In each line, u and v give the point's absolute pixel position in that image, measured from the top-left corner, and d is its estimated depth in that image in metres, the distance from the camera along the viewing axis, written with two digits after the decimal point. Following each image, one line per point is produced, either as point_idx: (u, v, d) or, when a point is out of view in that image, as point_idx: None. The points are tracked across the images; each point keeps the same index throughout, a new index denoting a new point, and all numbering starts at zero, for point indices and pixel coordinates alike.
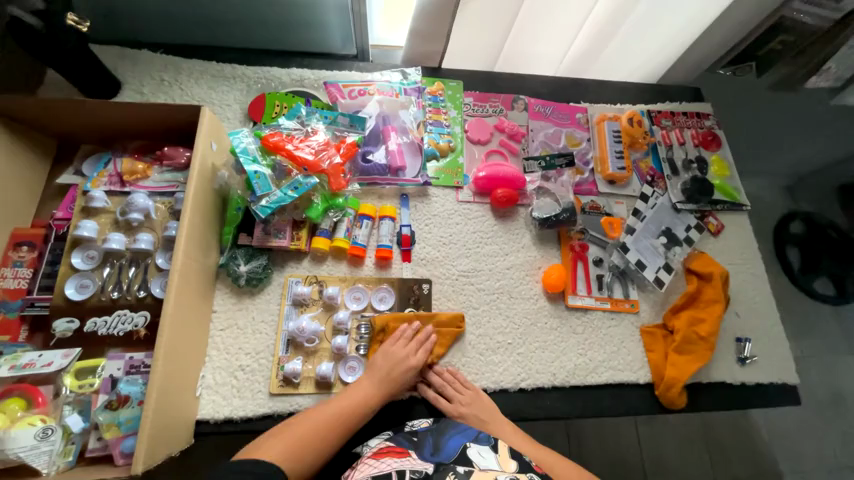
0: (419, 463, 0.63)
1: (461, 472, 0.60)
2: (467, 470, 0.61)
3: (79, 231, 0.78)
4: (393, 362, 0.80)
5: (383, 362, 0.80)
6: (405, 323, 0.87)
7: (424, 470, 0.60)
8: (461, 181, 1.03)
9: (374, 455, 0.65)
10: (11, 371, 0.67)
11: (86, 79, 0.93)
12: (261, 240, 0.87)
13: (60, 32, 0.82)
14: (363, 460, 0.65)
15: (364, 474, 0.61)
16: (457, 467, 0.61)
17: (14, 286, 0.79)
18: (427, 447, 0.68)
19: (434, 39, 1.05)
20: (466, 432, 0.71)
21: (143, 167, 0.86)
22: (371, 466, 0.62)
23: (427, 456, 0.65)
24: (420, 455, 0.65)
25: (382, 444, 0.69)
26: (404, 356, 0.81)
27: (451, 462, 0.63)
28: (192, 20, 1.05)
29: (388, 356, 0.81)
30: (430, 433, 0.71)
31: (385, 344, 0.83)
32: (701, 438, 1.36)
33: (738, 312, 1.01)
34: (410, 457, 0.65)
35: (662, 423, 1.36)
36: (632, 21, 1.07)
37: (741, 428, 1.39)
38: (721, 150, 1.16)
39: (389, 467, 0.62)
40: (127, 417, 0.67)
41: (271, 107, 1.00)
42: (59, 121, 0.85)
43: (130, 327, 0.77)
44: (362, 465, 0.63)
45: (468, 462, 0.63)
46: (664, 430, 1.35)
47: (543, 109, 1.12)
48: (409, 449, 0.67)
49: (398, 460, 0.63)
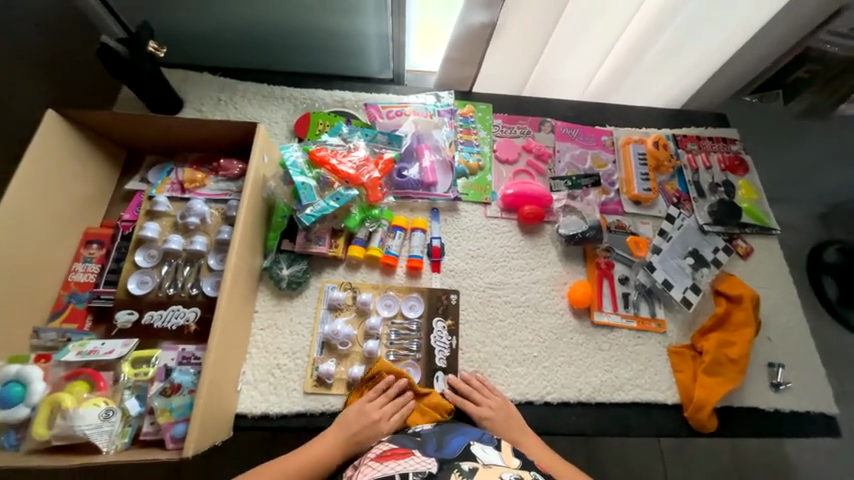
0: (422, 462, 0.64)
1: (466, 470, 0.62)
2: (472, 467, 0.63)
3: (143, 232, 0.87)
4: (359, 416, 0.78)
5: (354, 419, 0.78)
6: (392, 378, 0.83)
7: (427, 470, 0.62)
8: (489, 198, 1.08)
9: (378, 457, 0.67)
10: (78, 356, 0.76)
11: (154, 97, 1.04)
12: (303, 246, 0.93)
13: (141, 56, 0.94)
14: (366, 462, 0.67)
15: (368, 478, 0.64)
16: (462, 464, 0.64)
17: (84, 279, 0.88)
18: (430, 445, 0.69)
19: (467, 65, 1.14)
20: (469, 432, 0.72)
21: (202, 176, 0.95)
22: (375, 469, 0.65)
23: (431, 452, 0.67)
24: (423, 451, 0.67)
25: (385, 446, 0.69)
26: (376, 414, 0.78)
27: (455, 458, 0.65)
28: (250, 47, 1.17)
29: (362, 409, 0.78)
30: (433, 432, 0.72)
31: (364, 398, 0.81)
32: (732, 473, 1.30)
33: (770, 337, 0.99)
34: (414, 457, 0.66)
35: (689, 451, 1.31)
36: (657, 50, 1.12)
37: (777, 466, 1.31)
38: (748, 175, 1.17)
39: (392, 470, 0.64)
40: (179, 404, 0.72)
41: (315, 125, 1.09)
42: (133, 134, 0.96)
43: (182, 321, 0.83)
44: (367, 468, 0.66)
45: (473, 457, 0.66)
46: (691, 459, 1.30)
47: (570, 132, 1.17)
48: (412, 448, 0.68)
49: (401, 462, 0.65)
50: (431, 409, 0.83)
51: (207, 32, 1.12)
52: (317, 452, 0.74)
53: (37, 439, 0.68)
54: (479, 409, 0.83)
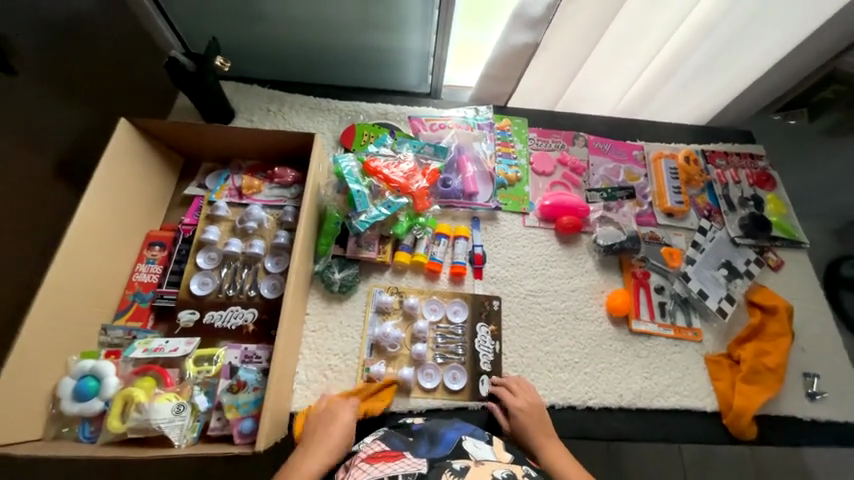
0: (412, 464, 0.67)
1: (457, 468, 0.66)
2: (463, 466, 0.66)
3: (205, 235, 0.91)
4: (318, 422, 0.78)
5: (313, 433, 0.77)
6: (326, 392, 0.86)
7: (418, 471, 0.65)
8: (527, 208, 1.12)
9: (367, 459, 0.70)
10: (145, 353, 0.80)
11: (211, 108, 1.09)
12: (354, 251, 0.97)
13: (206, 70, 1.00)
14: (357, 464, 0.70)
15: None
16: (454, 463, 0.67)
17: (147, 279, 0.92)
18: (421, 446, 0.73)
19: (505, 81, 1.19)
20: (461, 429, 0.77)
21: (258, 183, 0.99)
22: (365, 472, 0.66)
23: (422, 453, 0.70)
24: (414, 453, 0.70)
25: (377, 448, 0.73)
26: (341, 415, 0.79)
27: (446, 457, 0.69)
28: (299, 61, 1.23)
29: (317, 421, 0.79)
30: (424, 432, 0.76)
31: (311, 413, 0.81)
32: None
33: (804, 347, 1.02)
34: (405, 458, 0.69)
35: (710, 459, 1.27)
36: (689, 70, 1.18)
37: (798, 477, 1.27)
38: (776, 189, 1.21)
39: (381, 472, 0.66)
40: (244, 401, 0.75)
41: (361, 136, 1.14)
42: (194, 142, 1.01)
43: (241, 322, 0.87)
44: (356, 471, 0.68)
45: (464, 453, 0.70)
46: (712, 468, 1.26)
47: (602, 146, 1.22)
48: (403, 450, 0.72)
49: (392, 465, 0.67)
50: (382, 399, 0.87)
51: (262, 48, 1.19)
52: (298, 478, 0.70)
53: (113, 431, 0.71)
54: (517, 401, 0.86)
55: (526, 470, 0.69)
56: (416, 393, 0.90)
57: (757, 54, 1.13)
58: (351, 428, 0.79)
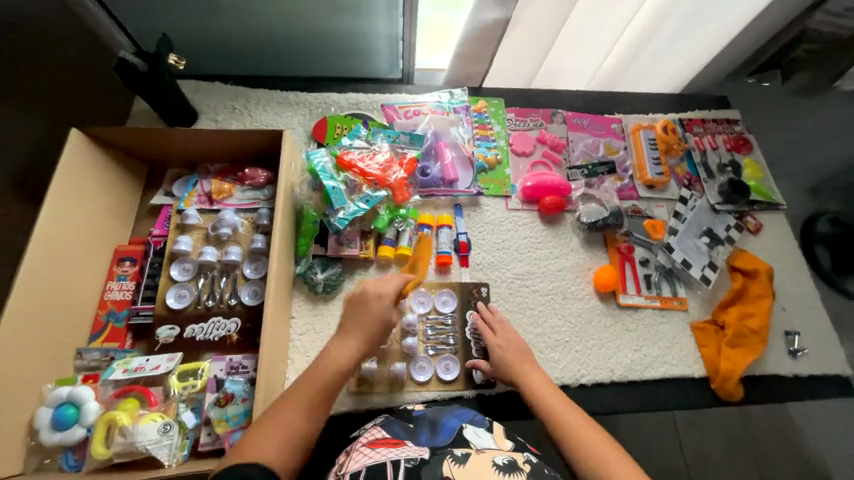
0: (414, 450, 0.68)
1: (458, 454, 0.65)
2: (464, 452, 0.66)
3: (176, 246, 0.87)
4: (364, 299, 0.78)
5: (356, 313, 0.77)
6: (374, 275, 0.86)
7: (420, 457, 0.65)
8: (509, 191, 1.10)
9: (370, 444, 0.70)
10: (125, 374, 0.77)
11: (170, 110, 1.03)
12: (335, 250, 0.95)
13: (160, 70, 0.94)
14: (359, 448, 0.70)
15: (359, 464, 0.65)
16: (454, 450, 0.67)
17: (120, 297, 0.88)
18: (422, 434, 0.73)
19: (478, 61, 1.15)
20: (461, 416, 0.77)
21: (228, 186, 0.95)
22: (366, 455, 0.67)
23: (423, 442, 0.70)
24: (415, 441, 0.70)
25: (378, 434, 0.73)
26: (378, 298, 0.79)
27: (447, 446, 0.69)
28: (261, 54, 1.17)
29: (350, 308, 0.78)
30: (425, 419, 0.76)
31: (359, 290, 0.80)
32: (746, 440, 1.28)
33: (785, 306, 1.04)
34: (406, 445, 0.69)
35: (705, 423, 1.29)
36: (662, 38, 1.16)
37: (786, 432, 1.30)
38: (752, 153, 1.22)
39: (383, 458, 0.66)
40: (234, 413, 0.74)
41: (333, 129, 1.09)
42: (155, 148, 0.95)
43: (224, 332, 0.85)
44: (357, 454, 0.68)
45: (465, 443, 0.69)
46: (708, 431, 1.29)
47: (581, 122, 1.20)
48: (404, 438, 0.72)
49: (392, 450, 0.68)
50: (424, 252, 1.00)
51: (220, 43, 1.12)
52: (342, 361, 0.70)
53: (98, 458, 0.69)
54: (497, 339, 0.87)
55: (527, 456, 0.67)
56: (410, 386, 0.89)
57: (730, 17, 1.12)
58: (388, 312, 0.79)
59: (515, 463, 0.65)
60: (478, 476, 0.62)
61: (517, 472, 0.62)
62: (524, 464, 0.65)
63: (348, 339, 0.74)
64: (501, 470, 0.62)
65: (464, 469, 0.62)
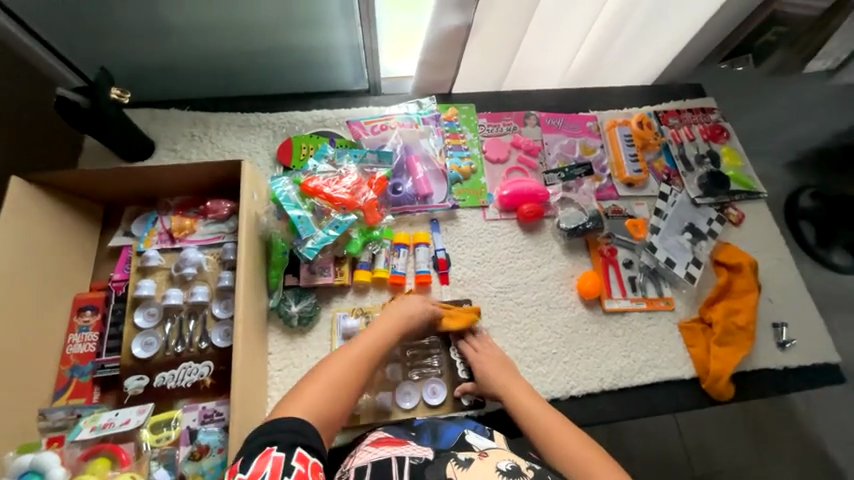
0: (417, 449, 0.65)
1: (462, 458, 0.62)
2: (468, 456, 0.63)
3: (139, 291, 0.83)
4: (397, 307, 0.80)
5: (392, 316, 0.79)
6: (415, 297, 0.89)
7: (424, 456, 0.62)
8: (486, 201, 1.07)
9: (373, 443, 0.67)
10: (93, 433, 0.73)
11: (123, 144, 0.97)
12: (308, 279, 0.92)
13: (103, 104, 0.88)
14: (362, 448, 0.67)
15: (364, 461, 0.62)
16: (458, 453, 0.63)
17: (83, 350, 0.83)
18: (425, 437, 0.71)
19: (445, 67, 1.11)
20: (463, 425, 0.74)
21: (190, 222, 0.91)
22: (370, 452, 0.64)
23: (427, 443, 0.68)
24: (418, 441, 0.68)
25: (382, 436, 0.70)
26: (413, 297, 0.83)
27: (450, 448, 0.66)
28: (217, 75, 1.11)
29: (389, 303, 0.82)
30: (428, 425, 0.74)
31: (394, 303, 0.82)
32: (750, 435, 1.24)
33: (771, 297, 1.04)
34: (409, 445, 0.67)
35: (708, 422, 1.25)
36: (631, 30, 1.12)
37: (790, 423, 1.26)
38: (730, 141, 1.20)
39: (388, 453, 0.63)
40: (210, 466, 0.73)
41: (299, 150, 1.05)
42: (107, 188, 0.90)
43: (197, 378, 0.80)
44: (361, 452, 0.65)
45: (468, 447, 0.66)
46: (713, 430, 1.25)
47: (555, 122, 1.17)
48: (407, 439, 0.69)
49: (397, 448, 0.65)
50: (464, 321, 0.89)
51: (173, 69, 1.07)
52: (381, 334, 0.74)
53: None
54: (478, 356, 0.86)
55: (530, 463, 0.64)
56: (397, 415, 0.87)
57: (698, 6, 1.09)
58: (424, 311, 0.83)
59: (519, 468, 0.61)
60: (482, 477, 0.59)
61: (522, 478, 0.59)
62: (527, 469, 0.62)
63: (384, 320, 0.77)
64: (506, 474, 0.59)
65: (468, 470, 0.59)
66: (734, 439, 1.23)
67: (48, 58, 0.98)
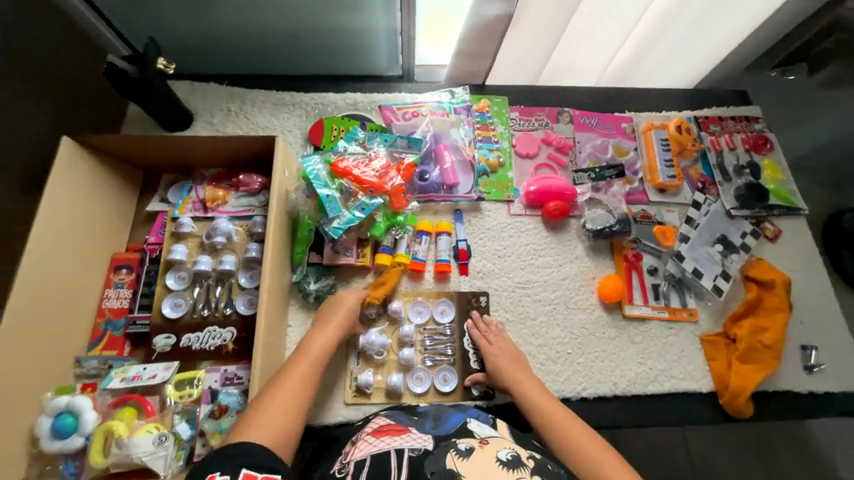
0: (418, 441, 0.65)
1: (462, 448, 0.62)
2: (469, 447, 0.63)
3: (171, 255, 0.86)
4: (334, 305, 0.84)
5: (329, 315, 0.82)
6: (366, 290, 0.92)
7: (424, 448, 0.63)
8: (512, 195, 1.06)
9: (374, 432, 0.69)
10: (123, 383, 0.77)
11: (164, 113, 1.01)
12: (331, 258, 0.93)
13: (150, 73, 0.92)
14: (364, 437, 0.68)
15: (364, 453, 0.64)
16: (459, 444, 0.64)
17: (117, 305, 0.88)
18: (427, 423, 0.72)
19: (481, 57, 1.09)
20: (467, 412, 0.75)
21: (223, 193, 0.93)
22: (370, 444, 0.65)
23: (428, 430, 0.69)
24: (419, 429, 0.69)
25: (382, 424, 0.71)
26: (346, 300, 0.85)
27: (453, 437, 0.66)
28: (256, 52, 1.13)
29: (324, 311, 0.84)
30: (431, 411, 0.75)
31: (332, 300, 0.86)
32: (768, 461, 1.19)
33: (802, 318, 0.99)
34: (410, 433, 0.68)
35: (725, 443, 1.20)
36: (678, 30, 1.08)
37: (812, 452, 1.20)
38: (773, 153, 1.14)
39: (388, 445, 0.64)
40: (228, 425, 0.76)
41: (330, 131, 1.06)
42: (148, 154, 0.94)
43: (220, 342, 0.84)
44: (363, 443, 0.67)
45: (469, 434, 0.67)
46: (730, 453, 1.19)
47: (589, 121, 1.14)
48: (408, 426, 0.71)
49: (397, 438, 0.66)
50: (390, 282, 0.93)
51: (215, 43, 1.10)
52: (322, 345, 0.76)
53: (96, 467, 0.71)
54: (491, 348, 0.87)
55: (530, 452, 0.65)
56: (407, 398, 0.88)
57: (755, 8, 1.04)
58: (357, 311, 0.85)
59: (519, 458, 0.62)
60: (483, 467, 0.59)
61: (522, 468, 0.60)
62: (527, 459, 0.62)
63: (321, 332, 0.78)
64: (506, 464, 0.60)
65: (468, 461, 0.60)
66: (749, 462, 1.19)
67: (95, 20, 1.01)
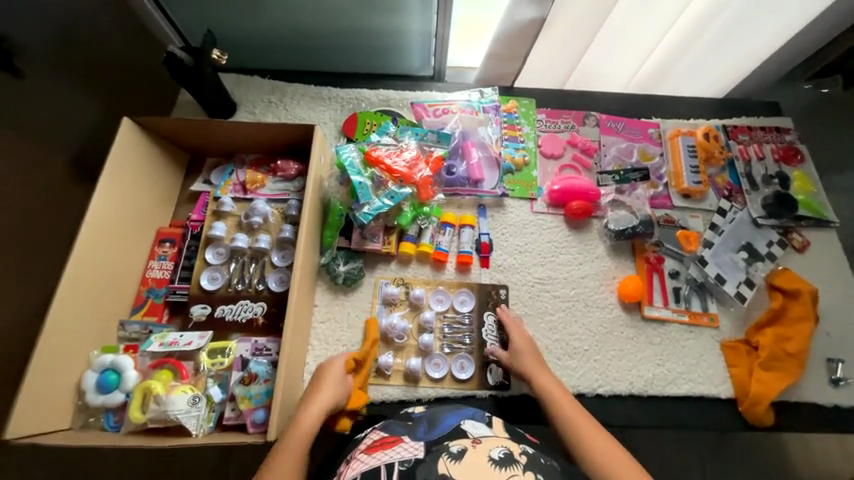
0: (409, 450, 0.64)
1: (454, 451, 0.62)
2: (461, 448, 0.62)
3: (212, 231, 0.92)
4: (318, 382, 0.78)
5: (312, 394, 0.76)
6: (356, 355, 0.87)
7: (413, 458, 0.62)
8: (535, 193, 1.08)
9: (367, 450, 0.67)
10: (161, 347, 0.83)
11: (211, 102, 1.08)
12: (359, 243, 0.97)
13: (204, 62, 0.99)
14: (357, 456, 0.67)
15: (356, 472, 0.63)
16: (450, 446, 0.63)
17: (160, 275, 0.95)
18: (420, 430, 0.70)
19: (511, 59, 1.13)
20: (462, 412, 0.73)
21: (262, 177, 1.00)
22: (362, 463, 0.64)
23: (420, 437, 0.67)
24: (412, 437, 0.68)
25: (376, 437, 0.70)
26: (331, 371, 0.79)
27: (444, 441, 0.65)
28: (298, 49, 1.20)
29: (310, 385, 0.78)
30: (425, 417, 0.73)
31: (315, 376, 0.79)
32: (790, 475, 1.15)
33: (830, 332, 0.97)
34: (403, 444, 0.66)
35: (745, 454, 1.17)
36: (709, 39, 1.09)
37: (838, 470, 1.16)
38: (804, 165, 1.13)
39: (379, 462, 0.64)
40: (257, 392, 0.79)
41: (363, 124, 1.12)
42: (195, 137, 1.01)
43: (251, 315, 0.89)
44: (355, 462, 0.66)
45: (462, 433, 0.66)
46: (749, 465, 1.16)
47: (615, 125, 1.16)
48: (401, 436, 0.69)
49: (388, 453, 0.65)
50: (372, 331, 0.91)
51: (261, 40, 1.17)
52: (307, 428, 0.70)
53: (135, 422, 0.76)
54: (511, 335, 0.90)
55: (523, 448, 0.64)
56: (424, 382, 0.91)
57: (789, 20, 1.04)
58: (344, 381, 0.79)
59: (512, 455, 0.61)
60: (476, 468, 0.59)
61: (514, 466, 0.59)
62: (520, 455, 0.61)
63: (308, 412, 0.72)
64: (498, 464, 0.59)
65: (460, 464, 0.59)
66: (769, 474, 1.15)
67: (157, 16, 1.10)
